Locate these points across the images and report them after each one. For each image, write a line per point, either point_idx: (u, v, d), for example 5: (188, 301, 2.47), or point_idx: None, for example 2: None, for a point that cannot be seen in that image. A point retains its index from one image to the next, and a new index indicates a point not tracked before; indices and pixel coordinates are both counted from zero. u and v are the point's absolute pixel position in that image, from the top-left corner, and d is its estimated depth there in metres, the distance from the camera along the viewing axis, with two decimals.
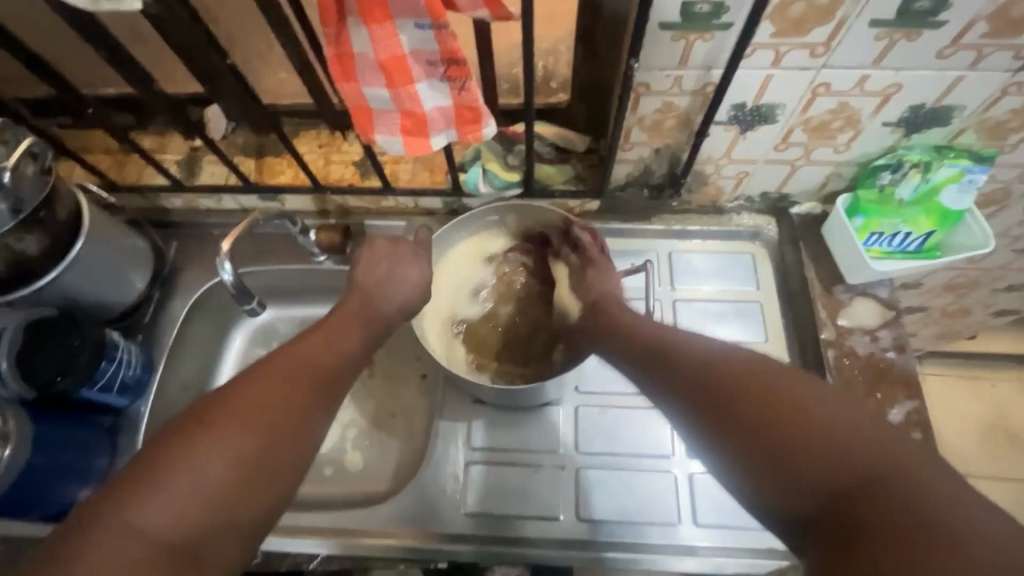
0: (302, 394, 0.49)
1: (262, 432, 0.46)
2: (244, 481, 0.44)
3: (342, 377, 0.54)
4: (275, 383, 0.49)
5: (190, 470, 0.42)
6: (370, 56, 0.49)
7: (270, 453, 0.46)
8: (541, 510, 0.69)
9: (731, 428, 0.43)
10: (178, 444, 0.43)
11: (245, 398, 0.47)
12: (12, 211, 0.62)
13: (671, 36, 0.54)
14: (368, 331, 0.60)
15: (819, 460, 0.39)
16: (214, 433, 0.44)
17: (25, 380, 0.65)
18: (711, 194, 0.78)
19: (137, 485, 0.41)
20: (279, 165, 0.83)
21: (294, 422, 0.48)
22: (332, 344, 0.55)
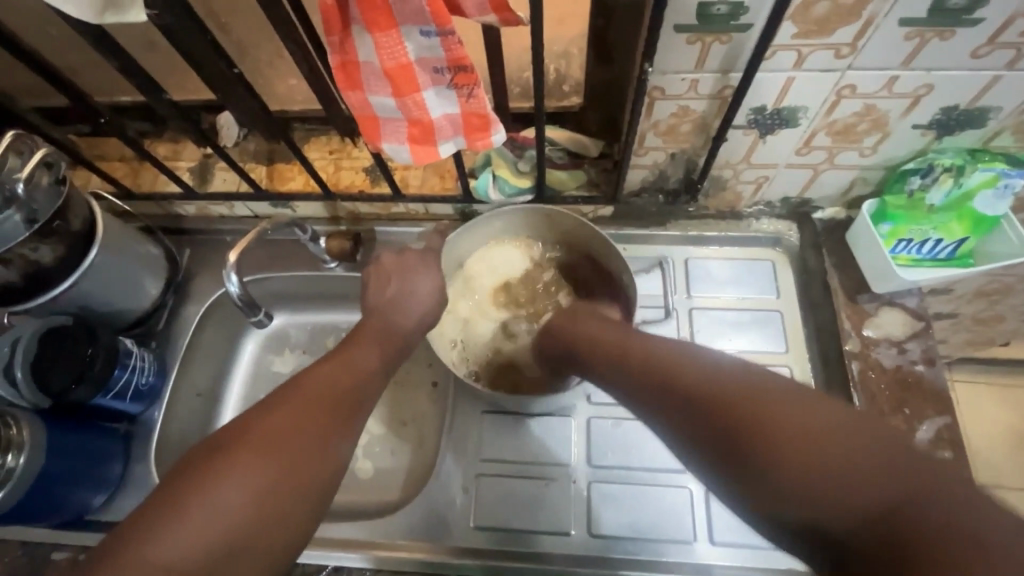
0: (325, 417, 0.50)
1: (287, 459, 0.46)
2: (270, 508, 0.44)
3: (362, 400, 0.54)
4: (298, 408, 0.49)
5: (216, 499, 0.42)
6: (375, 65, 0.48)
7: (295, 480, 0.46)
8: (551, 525, 0.68)
9: (738, 452, 0.42)
10: (203, 470, 0.44)
11: (269, 425, 0.47)
12: (28, 220, 0.62)
13: (686, 39, 0.52)
14: (387, 352, 0.60)
15: (831, 485, 0.37)
16: (237, 458, 0.44)
17: (37, 390, 0.66)
18: (729, 200, 0.76)
19: (164, 512, 0.41)
20: (289, 171, 0.82)
21: (318, 440, 0.48)
22: (351, 369, 0.55)
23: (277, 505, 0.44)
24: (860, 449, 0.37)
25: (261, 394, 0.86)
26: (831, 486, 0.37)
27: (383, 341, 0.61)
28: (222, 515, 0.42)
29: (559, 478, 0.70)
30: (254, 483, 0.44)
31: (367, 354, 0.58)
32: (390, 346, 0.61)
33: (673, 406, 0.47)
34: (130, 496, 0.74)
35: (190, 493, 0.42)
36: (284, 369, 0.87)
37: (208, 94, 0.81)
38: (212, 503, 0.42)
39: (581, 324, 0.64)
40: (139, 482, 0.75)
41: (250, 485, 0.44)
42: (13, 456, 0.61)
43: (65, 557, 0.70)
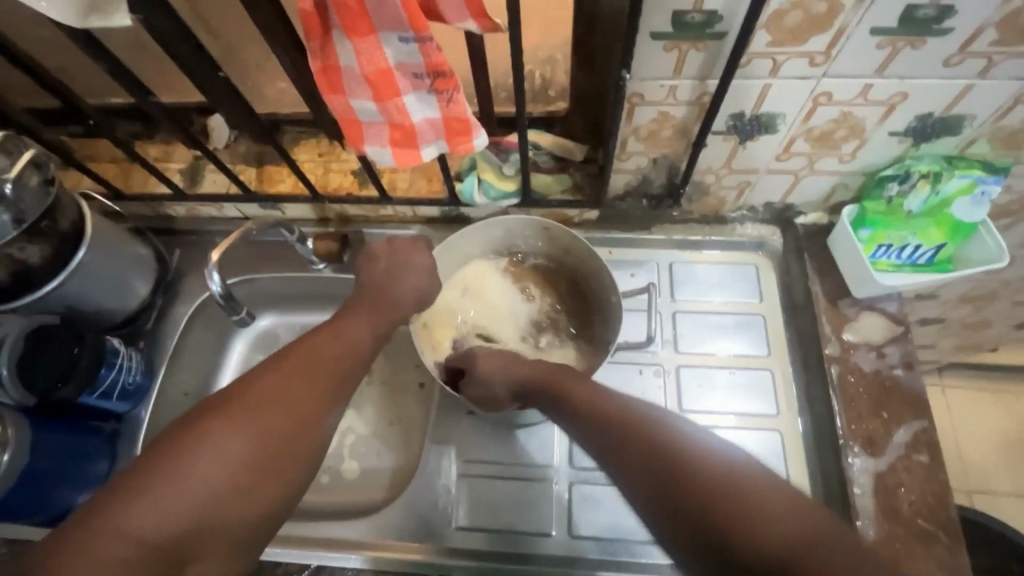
0: (313, 387, 0.51)
1: (267, 435, 0.46)
2: (252, 475, 0.45)
3: (352, 372, 0.55)
4: (287, 378, 0.50)
5: (200, 463, 0.43)
6: (356, 69, 0.49)
7: (278, 449, 0.47)
8: (532, 526, 0.68)
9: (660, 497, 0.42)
10: (182, 440, 0.43)
11: (257, 394, 0.48)
12: (16, 220, 0.63)
13: (663, 45, 0.53)
14: (376, 326, 0.61)
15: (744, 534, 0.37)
16: (219, 431, 0.44)
17: (23, 387, 0.65)
18: (713, 204, 0.76)
19: (139, 480, 0.41)
20: (278, 173, 0.83)
21: (302, 419, 0.49)
22: (343, 342, 0.56)
23: (260, 473, 0.45)
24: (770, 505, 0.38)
25: None
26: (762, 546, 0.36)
27: (375, 314, 0.61)
28: (206, 479, 0.43)
29: (541, 479, 0.70)
30: (240, 451, 0.45)
31: (359, 327, 0.59)
32: (383, 318, 0.62)
33: (621, 458, 0.45)
34: None
35: (175, 455, 0.43)
36: None
37: (198, 95, 0.81)
38: (196, 467, 0.43)
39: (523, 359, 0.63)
40: None
41: (235, 451, 0.44)
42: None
43: None
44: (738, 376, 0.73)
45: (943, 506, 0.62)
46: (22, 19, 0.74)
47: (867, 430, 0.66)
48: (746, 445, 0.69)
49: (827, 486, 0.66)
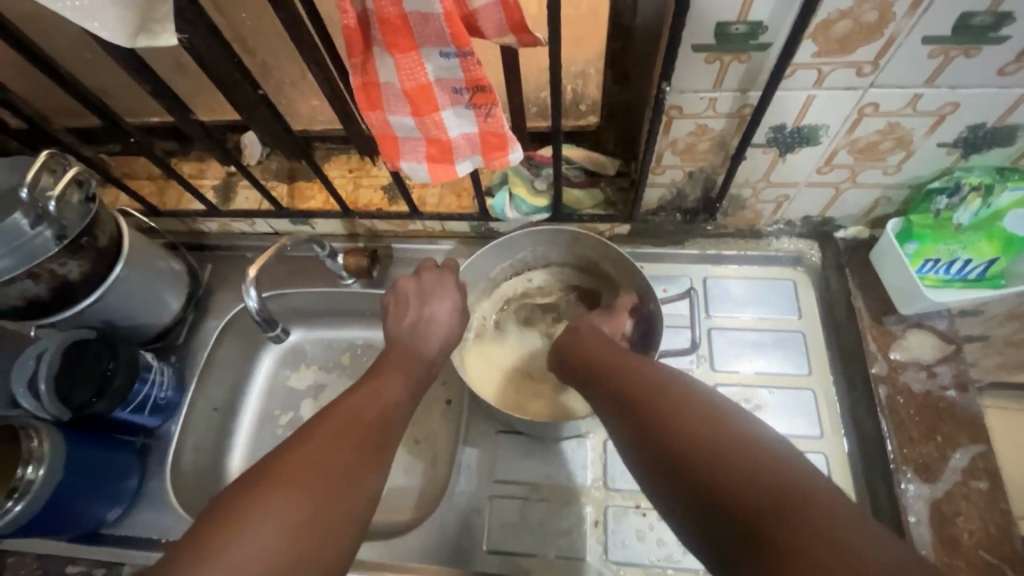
0: (362, 449, 0.50)
1: (321, 492, 0.46)
2: (305, 543, 0.43)
3: (390, 431, 0.54)
4: (330, 441, 0.49)
5: (251, 535, 0.41)
6: (396, 85, 0.49)
7: (328, 511, 0.45)
8: (568, 550, 0.66)
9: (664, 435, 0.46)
10: (240, 509, 0.43)
11: (301, 460, 0.47)
12: (58, 237, 0.63)
13: (705, 58, 0.52)
14: (411, 378, 0.61)
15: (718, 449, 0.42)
16: (274, 496, 0.44)
17: (62, 404, 0.67)
18: (748, 219, 0.75)
19: (201, 552, 0.40)
20: (309, 190, 0.84)
21: (355, 477, 0.48)
22: (378, 400, 0.56)
23: (312, 539, 0.43)
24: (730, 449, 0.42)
25: (276, 410, 0.86)
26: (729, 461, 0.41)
27: (406, 365, 0.61)
28: (256, 553, 0.41)
29: (575, 500, 0.68)
30: (289, 518, 0.43)
31: (394, 386, 0.58)
32: (409, 377, 0.60)
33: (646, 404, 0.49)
34: (144, 511, 0.74)
35: (222, 533, 0.41)
36: (300, 385, 0.87)
37: (232, 113, 0.83)
38: (247, 545, 0.41)
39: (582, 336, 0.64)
40: (154, 496, 0.75)
41: (287, 520, 0.43)
42: (34, 468, 0.62)
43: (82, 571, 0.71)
44: (778, 397, 0.70)
45: (1006, 537, 0.59)
46: (65, 42, 0.76)
47: (920, 455, 0.63)
48: None
49: (879, 516, 0.62)
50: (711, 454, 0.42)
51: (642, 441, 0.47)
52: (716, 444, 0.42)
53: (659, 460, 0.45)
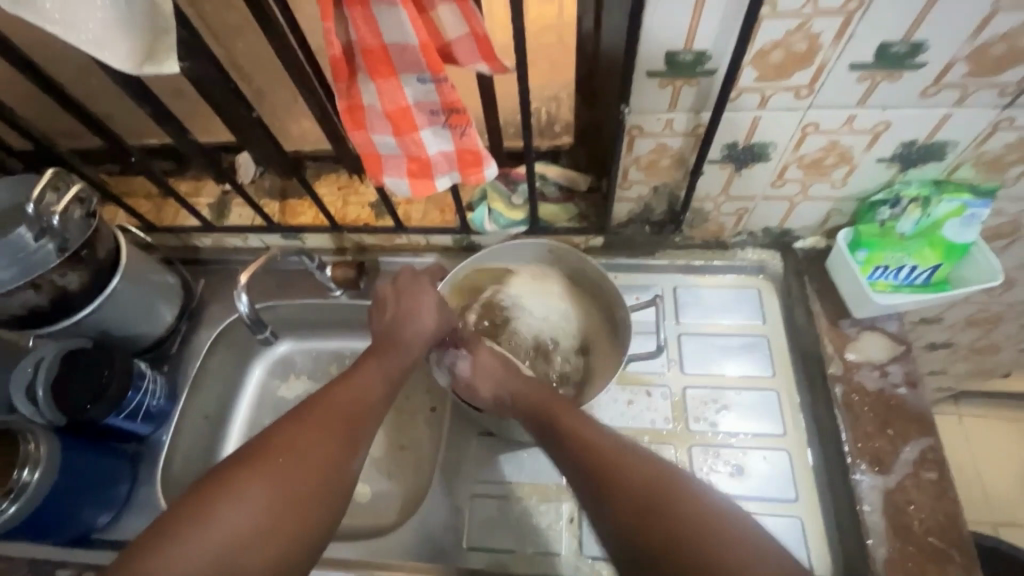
0: (340, 440, 0.54)
1: (290, 475, 0.50)
2: (271, 523, 0.47)
3: (367, 419, 0.57)
4: (305, 428, 0.53)
5: (221, 512, 0.46)
6: (379, 108, 0.54)
7: (295, 494, 0.49)
8: (544, 546, 0.68)
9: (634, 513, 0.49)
10: (215, 487, 0.48)
11: (276, 445, 0.51)
12: (59, 249, 0.67)
13: (658, 82, 0.57)
14: (392, 372, 0.64)
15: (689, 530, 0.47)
16: (246, 477, 0.49)
17: (57, 409, 0.70)
18: (713, 231, 0.80)
19: (179, 524, 0.46)
20: (300, 206, 0.88)
21: (325, 462, 0.52)
22: (359, 391, 0.59)
23: (280, 519, 0.48)
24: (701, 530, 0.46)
25: (265, 419, 0.88)
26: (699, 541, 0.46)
27: (390, 364, 0.64)
28: (223, 533, 0.46)
29: (552, 498, 0.71)
30: (257, 497, 0.48)
31: (377, 382, 0.61)
32: (393, 376, 0.63)
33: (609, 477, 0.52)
34: (134, 516, 0.76)
35: (199, 509, 0.47)
36: (289, 395, 0.90)
37: (228, 135, 0.88)
38: (216, 519, 0.46)
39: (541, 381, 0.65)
40: (144, 501, 0.77)
41: (254, 499, 0.48)
42: (30, 471, 0.64)
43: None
44: (743, 397, 0.74)
45: (955, 525, 0.62)
46: (71, 69, 0.81)
47: (874, 448, 0.67)
48: (753, 465, 0.70)
49: (838, 507, 0.66)
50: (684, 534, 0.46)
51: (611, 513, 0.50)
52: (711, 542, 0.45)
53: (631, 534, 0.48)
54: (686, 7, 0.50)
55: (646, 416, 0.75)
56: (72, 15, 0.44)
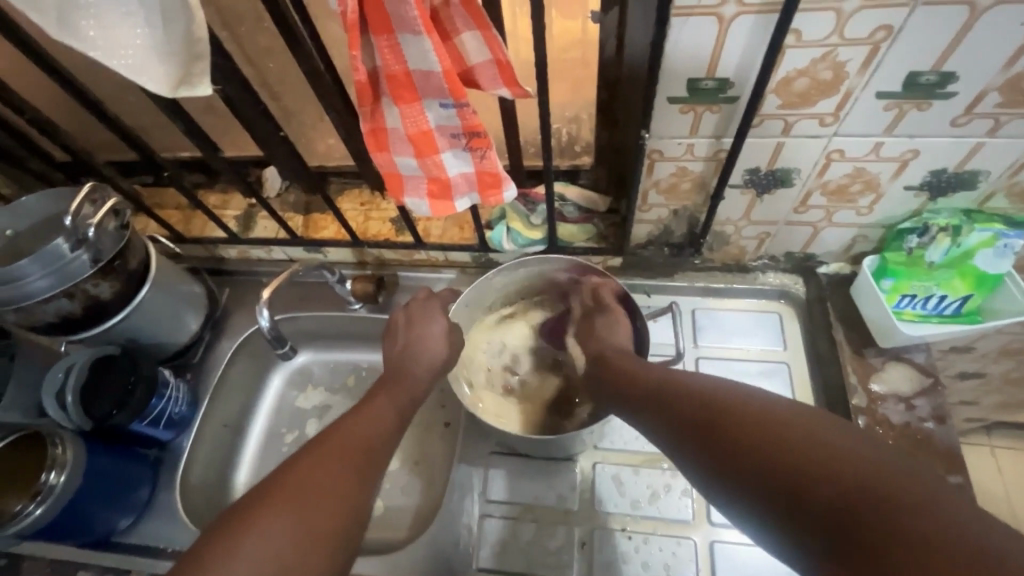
0: (358, 467, 0.54)
1: (311, 512, 0.49)
2: (296, 559, 0.46)
3: (379, 450, 0.58)
4: (324, 462, 0.53)
5: (245, 553, 0.44)
6: (401, 130, 0.55)
7: (318, 530, 0.48)
8: (554, 570, 0.68)
9: (707, 442, 0.47)
10: (233, 532, 0.46)
11: (296, 481, 0.50)
12: (94, 259, 0.70)
13: (680, 108, 0.57)
14: (401, 404, 0.64)
15: (765, 438, 0.43)
16: (266, 520, 0.47)
17: (84, 412, 0.72)
18: (733, 253, 0.79)
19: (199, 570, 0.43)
20: (323, 221, 0.90)
21: (345, 495, 0.51)
22: (370, 422, 0.59)
23: (305, 555, 0.47)
24: (780, 431, 0.42)
25: (283, 429, 0.90)
26: (779, 439, 0.42)
27: (396, 391, 0.65)
28: (250, 565, 0.44)
29: (564, 521, 0.71)
30: (280, 537, 0.46)
31: (387, 411, 0.62)
32: (402, 403, 0.64)
33: (683, 413, 0.51)
34: (153, 521, 0.78)
35: (219, 554, 0.44)
36: (307, 406, 0.91)
37: (256, 150, 0.90)
38: (240, 563, 0.44)
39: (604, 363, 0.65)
40: (163, 507, 0.78)
41: (279, 539, 0.46)
42: (57, 473, 0.67)
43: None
44: None
45: None
46: (109, 86, 0.84)
47: None
48: None
49: None
50: (762, 438, 0.43)
51: (693, 438, 0.48)
52: (790, 440, 0.41)
53: (715, 455, 0.46)
54: (708, 37, 0.50)
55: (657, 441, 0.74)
56: (112, 42, 0.46)
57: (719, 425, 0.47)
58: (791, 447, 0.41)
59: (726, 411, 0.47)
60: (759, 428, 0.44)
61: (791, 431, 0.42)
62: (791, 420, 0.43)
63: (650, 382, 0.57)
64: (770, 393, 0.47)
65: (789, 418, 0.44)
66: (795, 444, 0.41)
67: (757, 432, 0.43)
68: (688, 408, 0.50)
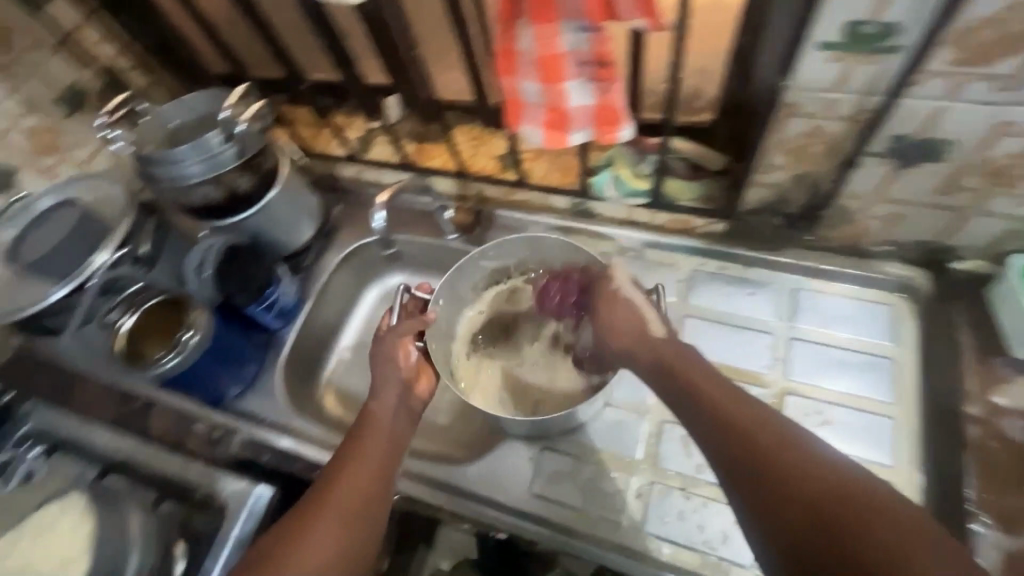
0: (337, 538, 0.54)
1: None
2: None
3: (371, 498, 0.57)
4: (307, 531, 0.54)
5: None
6: (531, 53, 0.56)
7: None
8: (606, 510, 0.69)
9: (772, 500, 0.45)
10: None
11: (280, 553, 0.52)
12: (239, 154, 0.78)
13: (829, 56, 0.53)
14: (389, 439, 0.62)
15: (842, 512, 0.42)
16: None
17: (217, 288, 0.83)
18: (854, 234, 0.73)
19: None
20: (433, 149, 0.95)
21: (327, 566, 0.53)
22: (354, 467, 0.59)
23: None
24: (859, 512, 0.41)
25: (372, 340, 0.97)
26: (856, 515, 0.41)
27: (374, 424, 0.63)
28: None
29: (622, 468, 0.71)
30: None
31: (370, 450, 0.60)
32: (381, 433, 0.62)
33: (744, 455, 0.47)
34: (257, 395, 0.87)
35: None
36: None
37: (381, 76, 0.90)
38: None
39: (671, 363, 0.57)
40: (265, 385, 0.88)
41: None
42: (192, 334, 0.78)
43: (202, 430, 0.84)
44: (853, 418, 0.69)
45: None
46: None
47: (1007, 507, 0.60)
48: None
49: None
50: (839, 513, 0.42)
51: (756, 485, 0.46)
52: (870, 527, 0.40)
53: (775, 513, 0.44)
54: None
55: None
56: None
57: (786, 483, 0.45)
58: (867, 531, 0.40)
59: (795, 468, 0.45)
60: (832, 504, 0.42)
61: (873, 516, 0.41)
62: (868, 505, 0.41)
63: (710, 400, 0.52)
64: (852, 465, 0.45)
65: (873, 502, 0.42)
66: (871, 532, 0.40)
67: (837, 502, 0.42)
68: (753, 451, 0.47)
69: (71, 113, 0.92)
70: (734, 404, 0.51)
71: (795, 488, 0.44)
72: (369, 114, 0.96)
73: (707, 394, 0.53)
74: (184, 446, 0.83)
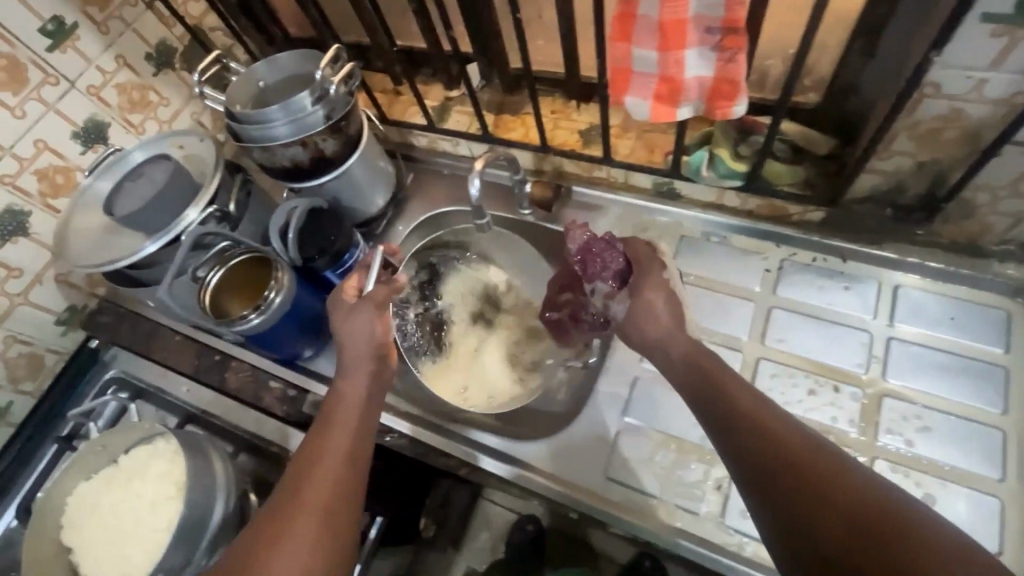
0: (321, 521, 0.52)
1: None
2: None
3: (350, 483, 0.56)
4: (286, 515, 0.52)
5: None
6: (654, 18, 0.53)
7: None
8: (684, 500, 0.67)
9: (791, 505, 0.45)
10: None
11: (261, 537, 0.51)
12: (326, 116, 0.77)
13: (992, 30, 0.48)
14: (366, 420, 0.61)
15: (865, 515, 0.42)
16: None
17: (298, 250, 0.83)
18: (971, 231, 0.68)
19: None
20: (513, 122, 0.92)
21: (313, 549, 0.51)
22: (331, 449, 0.57)
23: None
24: (882, 517, 0.41)
25: None
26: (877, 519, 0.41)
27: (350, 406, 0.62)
28: None
29: (701, 459, 0.70)
30: None
31: (346, 433, 0.59)
32: (356, 416, 0.61)
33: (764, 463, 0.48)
34: (332, 357, 0.90)
35: None
36: None
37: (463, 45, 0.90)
38: None
39: (681, 373, 0.59)
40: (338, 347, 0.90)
41: None
42: (273, 293, 0.78)
43: (277, 388, 0.86)
44: (956, 426, 0.65)
45: None
46: None
47: None
48: (949, 496, 0.62)
49: None
50: (859, 516, 0.42)
51: (773, 493, 0.46)
52: (890, 529, 0.40)
53: (796, 519, 0.44)
54: None
55: (807, 396, 0.70)
56: None
57: (807, 490, 0.44)
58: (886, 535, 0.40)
59: (816, 474, 0.45)
60: (854, 510, 0.42)
61: (894, 523, 0.40)
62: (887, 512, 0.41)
63: (727, 412, 0.52)
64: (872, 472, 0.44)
65: (890, 506, 0.42)
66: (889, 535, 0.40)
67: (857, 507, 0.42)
68: (771, 460, 0.47)
69: (159, 71, 0.93)
70: (754, 415, 0.51)
71: (817, 494, 0.44)
72: (449, 84, 0.96)
73: (727, 407, 0.53)
74: (261, 402, 0.85)
